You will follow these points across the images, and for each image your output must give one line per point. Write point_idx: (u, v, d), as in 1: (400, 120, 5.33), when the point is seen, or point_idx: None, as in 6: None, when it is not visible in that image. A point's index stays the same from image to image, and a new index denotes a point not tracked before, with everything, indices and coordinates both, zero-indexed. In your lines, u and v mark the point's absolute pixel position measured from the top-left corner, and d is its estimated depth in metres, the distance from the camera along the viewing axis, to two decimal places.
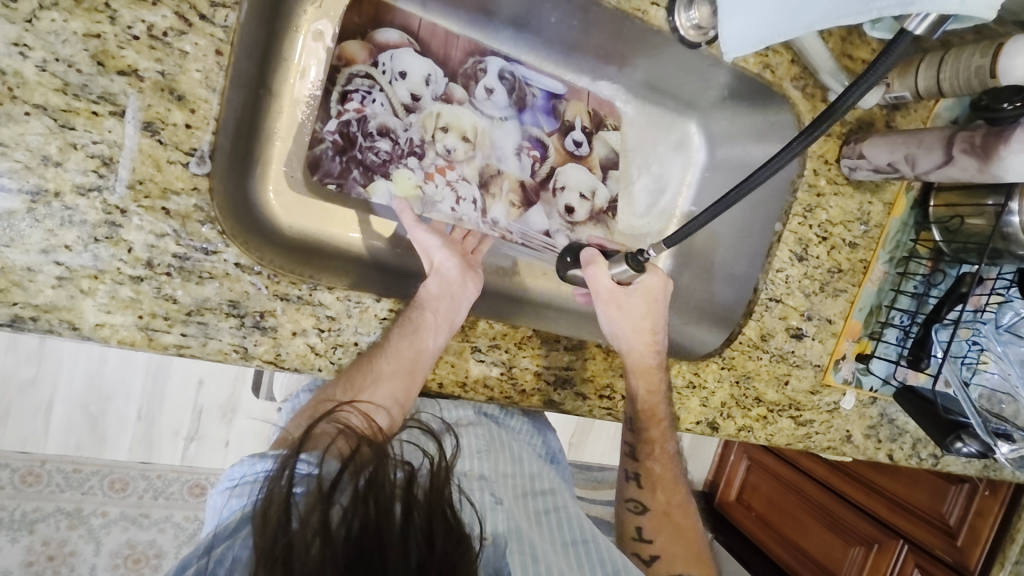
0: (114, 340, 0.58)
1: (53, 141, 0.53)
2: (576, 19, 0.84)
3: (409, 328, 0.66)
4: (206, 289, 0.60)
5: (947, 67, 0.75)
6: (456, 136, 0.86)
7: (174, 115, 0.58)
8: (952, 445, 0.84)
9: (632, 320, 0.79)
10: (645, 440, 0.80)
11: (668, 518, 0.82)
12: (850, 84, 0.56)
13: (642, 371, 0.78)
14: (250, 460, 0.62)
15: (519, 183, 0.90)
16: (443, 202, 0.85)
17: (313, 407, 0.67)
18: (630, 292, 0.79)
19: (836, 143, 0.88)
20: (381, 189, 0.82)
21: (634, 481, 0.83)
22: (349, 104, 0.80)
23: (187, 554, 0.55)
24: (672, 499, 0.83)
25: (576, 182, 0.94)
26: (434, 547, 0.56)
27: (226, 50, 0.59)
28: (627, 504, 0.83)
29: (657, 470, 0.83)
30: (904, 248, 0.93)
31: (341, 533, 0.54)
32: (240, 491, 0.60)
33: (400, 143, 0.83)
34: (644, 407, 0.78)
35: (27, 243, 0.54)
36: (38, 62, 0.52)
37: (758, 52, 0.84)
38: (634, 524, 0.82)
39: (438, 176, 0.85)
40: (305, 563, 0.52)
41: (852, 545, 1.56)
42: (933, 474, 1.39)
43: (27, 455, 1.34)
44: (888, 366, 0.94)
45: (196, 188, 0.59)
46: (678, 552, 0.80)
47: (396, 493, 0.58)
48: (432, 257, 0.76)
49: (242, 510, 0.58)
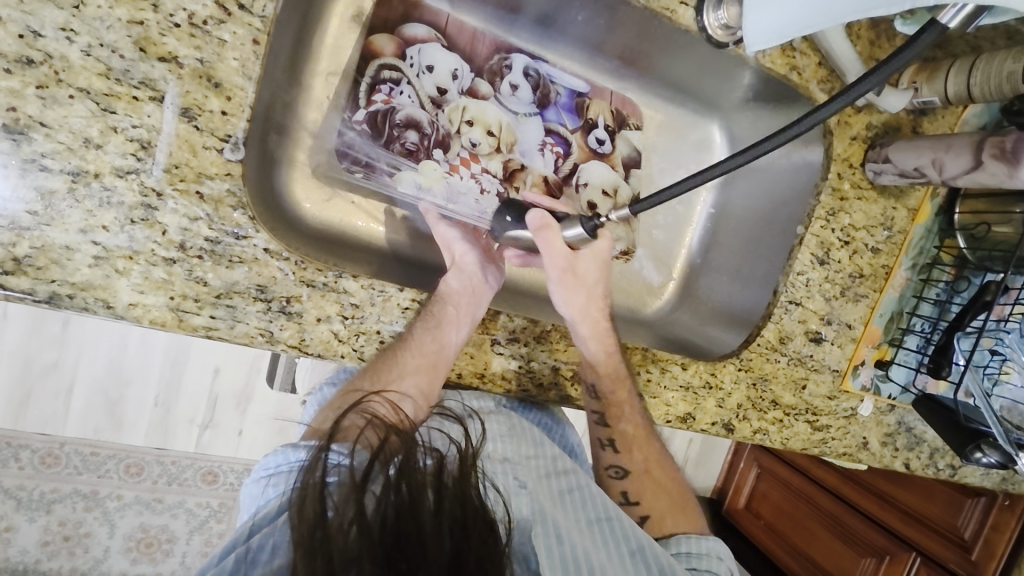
0: (145, 320, 0.59)
1: (95, 124, 0.55)
2: (603, 18, 0.85)
3: (431, 322, 0.68)
4: (235, 273, 0.62)
5: (978, 72, 0.75)
6: (481, 131, 0.87)
7: (211, 101, 0.59)
8: (971, 455, 0.85)
9: (587, 285, 0.76)
10: (610, 404, 0.76)
11: (649, 476, 0.80)
12: (865, 73, 0.54)
13: (596, 334, 0.76)
14: (284, 450, 0.64)
15: (542, 179, 0.91)
16: (467, 194, 0.86)
17: (339, 403, 0.68)
18: (583, 256, 0.76)
19: (861, 147, 0.88)
20: (407, 180, 0.84)
21: (610, 447, 0.79)
22: (377, 95, 0.81)
23: (229, 539, 0.56)
24: (650, 455, 0.80)
25: (598, 179, 0.94)
26: (467, 531, 0.56)
27: (263, 40, 0.60)
28: (608, 470, 0.81)
29: (631, 431, 0.79)
30: (927, 255, 0.92)
31: (376, 522, 0.54)
32: (276, 480, 0.63)
33: (426, 135, 0.84)
34: (606, 373, 0.76)
35: (67, 223, 0.55)
36: (83, 47, 0.54)
37: (785, 53, 0.83)
38: (619, 490, 0.80)
39: (463, 169, 0.86)
40: (343, 549, 0.52)
41: (863, 556, 1.56)
42: (948, 486, 1.38)
43: (48, 436, 1.37)
44: (908, 373, 0.93)
45: (230, 174, 0.60)
46: (663, 506, 0.79)
47: (427, 480, 0.59)
48: (454, 249, 0.76)
49: (281, 496, 0.60)
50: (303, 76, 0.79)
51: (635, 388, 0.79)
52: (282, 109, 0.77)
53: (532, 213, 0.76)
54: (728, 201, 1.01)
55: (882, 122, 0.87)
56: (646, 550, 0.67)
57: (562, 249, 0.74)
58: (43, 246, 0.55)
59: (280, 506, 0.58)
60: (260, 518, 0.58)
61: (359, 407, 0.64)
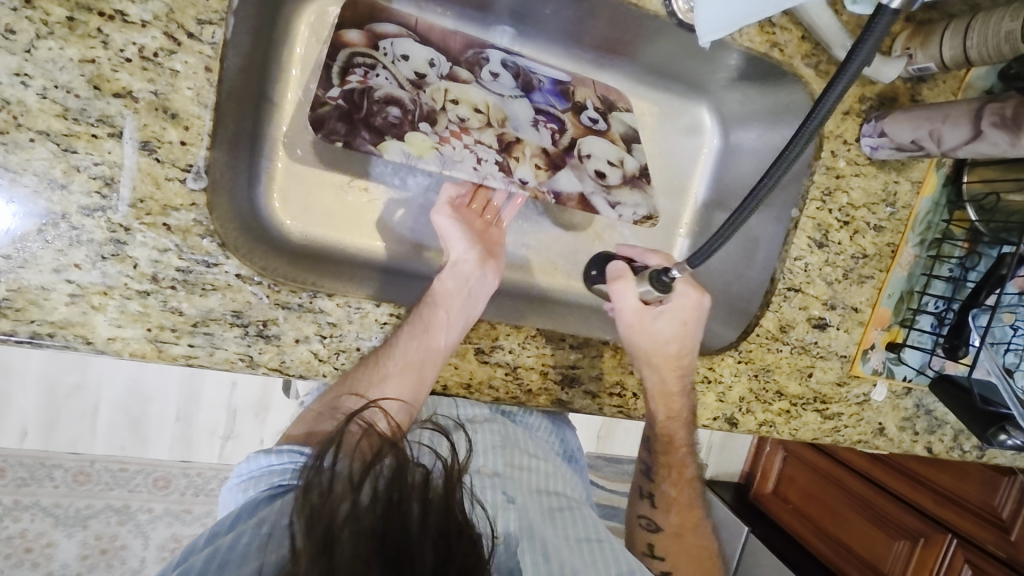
0: (126, 353, 0.60)
1: (57, 165, 0.56)
2: (573, 10, 0.83)
3: (419, 327, 0.68)
4: (209, 300, 0.62)
5: (974, 33, 0.70)
6: (467, 109, 0.81)
7: (169, 133, 0.59)
8: (994, 438, 0.79)
9: (658, 342, 0.77)
10: (664, 464, 0.85)
11: (679, 539, 0.86)
12: (852, 45, 0.48)
13: (661, 396, 0.78)
14: (257, 455, 0.63)
15: (541, 150, 0.83)
16: (464, 164, 0.77)
17: (332, 402, 0.66)
18: (659, 317, 0.76)
19: (855, 122, 0.83)
20: (394, 150, 0.74)
21: (647, 500, 0.88)
22: (350, 78, 0.75)
23: (194, 539, 0.55)
24: (685, 521, 0.87)
25: (601, 152, 0.87)
26: (453, 542, 0.55)
27: (215, 66, 0.60)
28: (640, 521, 0.89)
29: (673, 493, 0.86)
30: (936, 230, 0.87)
31: (367, 524, 0.53)
32: (246, 485, 0.62)
33: (409, 111, 0.77)
34: (663, 431, 0.81)
35: (40, 263, 0.56)
36: (39, 90, 0.54)
37: (764, 30, 0.79)
38: (646, 541, 0.87)
39: (455, 140, 0.78)
40: (341, 550, 0.51)
41: (896, 539, 1.52)
42: (982, 465, 1.35)
43: (78, 455, 1.42)
44: (922, 356, 0.89)
45: (194, 204, 0.60)
46: (686, 567, 0.85)
47: (415, 491, 0.58)
48: (451, 246, 0.77)
49: (249, 500, 0.59)
50: (272, 96, 0.79)
51: (693, 455, 0.86)
52: (253, 130, 0.76)
53: (612, 264, 0.82)
54: (726, 182, 0.99)
55: (877, 94, 0.82)
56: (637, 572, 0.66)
57: (632, 304, 0.77)
58: (19, 288, 0.56)
59: (247, 508, 0.58)
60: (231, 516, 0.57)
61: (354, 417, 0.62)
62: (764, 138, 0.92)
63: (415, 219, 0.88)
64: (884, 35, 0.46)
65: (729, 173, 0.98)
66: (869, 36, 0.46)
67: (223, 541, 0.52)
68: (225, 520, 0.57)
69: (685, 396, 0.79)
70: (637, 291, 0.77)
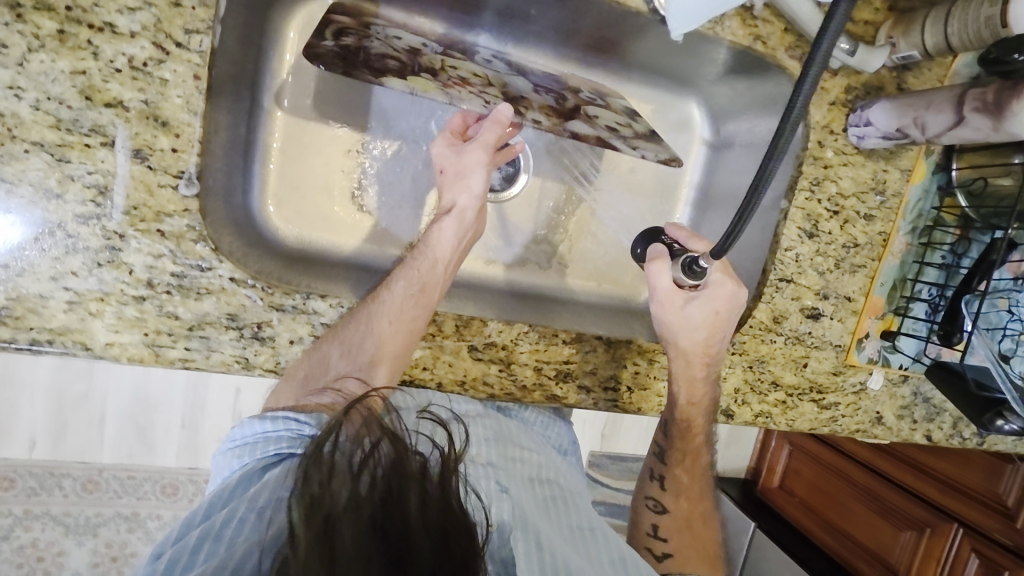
0: (124, 357, 0.62)
1: (52, 175, 0.57)
2: (558, 10, 0.84)
3: (416, 286, 0.69)
4: (204, 304, 0.63)
5: (955, 20, 0.70)
6: (467, 74, 0.79)
7: (161, 140, 0.60)
8: (992, 423, 0.79)
9: (687, 328, 0.77)
10: (679, 448, 0.84)
11: (687, 525, 0.84)
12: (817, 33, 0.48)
13: (686, 380, 0.79)
14: (252, 421, 0.63)
15: (548, 108, 0.80)
16: (471, 103, 0.71)
17: (315, 365, 0.65)
18: (693, 308, 0.76)
19: (841, 112, 0.83)
20: (396, 84, 0.68)
21: (657, 482, 0.86)
22: (345, 38, 0.73)
23: (191, 513, 0.54)
24: (695, 508, 0.85)
25: (607, 116, 0.84)
26: (450, 537, 0.52)
27: (204, 74, 0.61)
28: (647, 501, 0.86)
29: (685, 478, 0.85)
30: (927, 217, 0.87)
31: (366, 514, 0.51)
32: (242, 451, 0.61)
33: (407, 65, 0.74)
34: (684, 416, 0.81)
35: (38, 272, 0.58)
36: (32, 102, 0.56)
37: (747, 23, 0.80)
38: (651, 523, 0.85)
39: (459, 88, 0.73)
40: (342, 539, 0.48)
41: (902, 530, 1.51)
42: (986, 453, 1.35)
43: (86, 464, 1.44)
44: (918, 344, 0.89)
45: (187, 210, 0.61)
46: (691, 554, 0.83)
47: (414, 481, 0.56)
48: (469, 180, 0.73)
49: (245, 468, 0.59)
50: (263, 102, 0.80)
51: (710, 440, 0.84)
52: (246, 137, 0.78)
53: (652, 244, 0.77)
54: (716, 176, 0.99)
55: (862, 84, 0.82)
56: (627, 560, 0.68)
57: (668, 289, 0.76)
58: (19, 296, 0.58)
59: (244, 478, 0.57)
60: (224, 491, 0.56)
61: (352, 410, 0.60)
62: (754, 131, 0.93)
63: (408, 221, 0.88)
64: (834, 46, 0.47)
65: (720, 167, 0.99)
66: (818, 51, 0.47)
67: (218, 518, 0.52)
68: (220, 494, 0.56)
69: (710, 384, 0.80)
70: (671, 273, 0.75)
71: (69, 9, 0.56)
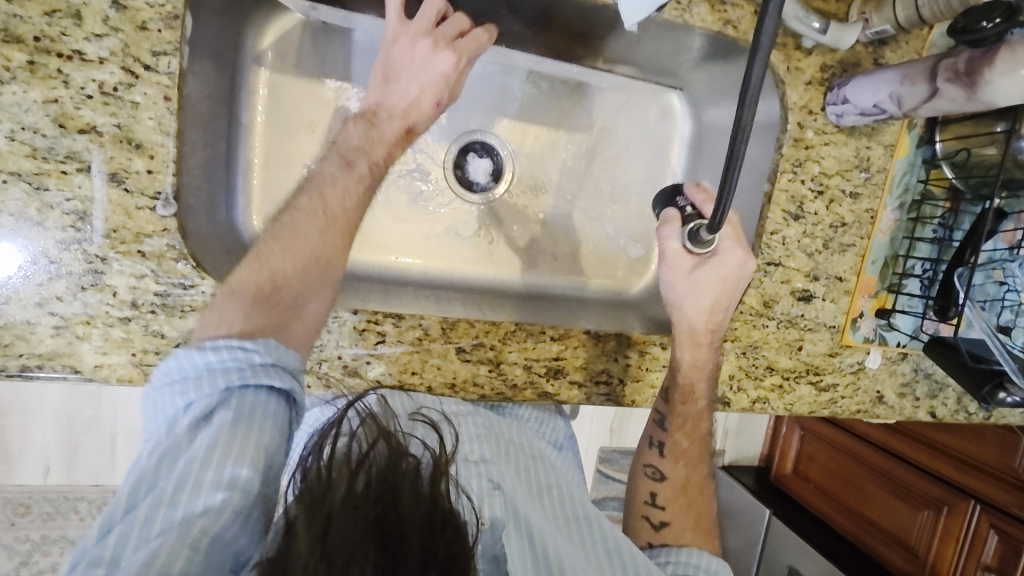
0: (114, 378, 0.62)
1: (31, 204, 0.58)
2: (530, 11, 0.84)
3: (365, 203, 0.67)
4: (189, 321, 0.64)
5: None
6: None
7: (135, 162, 0.61)
8: (993, 397, 0.75)
9: (695, 293, 0.77)
10: (678, 415, 0.81)
11: (683, 492, 0.81)
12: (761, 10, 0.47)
13: (689, 343, 0.78)
14: (186, 351, 0.53)
15: None
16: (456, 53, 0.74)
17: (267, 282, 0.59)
18: (701, 273, 0.76)
19: (819, 91, 0.83)
20: None
21: (657, 449, 0.83)
22: None
23: (134, 477, 0.48)
24: (692, 475, 0.82)
25: None
26: (438, 533, 0.52)
27: (175, 95, 0.62)
28: (645, 469, 0.83)
29: (683, 444, 0.82)
30: (914, 191, 0.86)
31: (362, 508, 0.50)
32: (184, 386, 0.52)
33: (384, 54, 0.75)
34: (687, 381, 0.80)
35: (22, 299, 0.59)
36: (7, 133, 0.57)
37: (716, 9, 0.80)
38: (650, 490, 0.82)
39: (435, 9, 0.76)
40: (336, 535, 0.48)
41: (920, 510, 1.50)
42: (1000, 428, 1.34)
43: (100, 487, 1.46)
44: (914, 320, 0.88)
45: (166, 229, 0.62)
46: (687, 523, 0.80)
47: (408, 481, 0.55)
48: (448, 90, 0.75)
49: (191, 412, 0.51)
50: (241, 117, 0.80)
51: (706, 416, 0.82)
52: (226, 153, 0.78)
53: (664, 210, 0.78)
54: (701, 163, 0.99)
55: (838, 62, 0.82)
56: (624, 549, 0.67)
57: (679, 252, 0.77)
58: (6, 324, 0.59)
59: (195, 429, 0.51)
60: (170, 446, 0.49)
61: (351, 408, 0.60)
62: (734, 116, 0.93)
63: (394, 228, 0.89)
64: (778, 23, 0.47)
65: (704, 154, 0.98)
66: (762, 30, 0.47)
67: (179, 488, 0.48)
68: (167, 449, 0.49)
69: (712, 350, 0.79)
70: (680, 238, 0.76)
71: (37, 39, 0.57)
